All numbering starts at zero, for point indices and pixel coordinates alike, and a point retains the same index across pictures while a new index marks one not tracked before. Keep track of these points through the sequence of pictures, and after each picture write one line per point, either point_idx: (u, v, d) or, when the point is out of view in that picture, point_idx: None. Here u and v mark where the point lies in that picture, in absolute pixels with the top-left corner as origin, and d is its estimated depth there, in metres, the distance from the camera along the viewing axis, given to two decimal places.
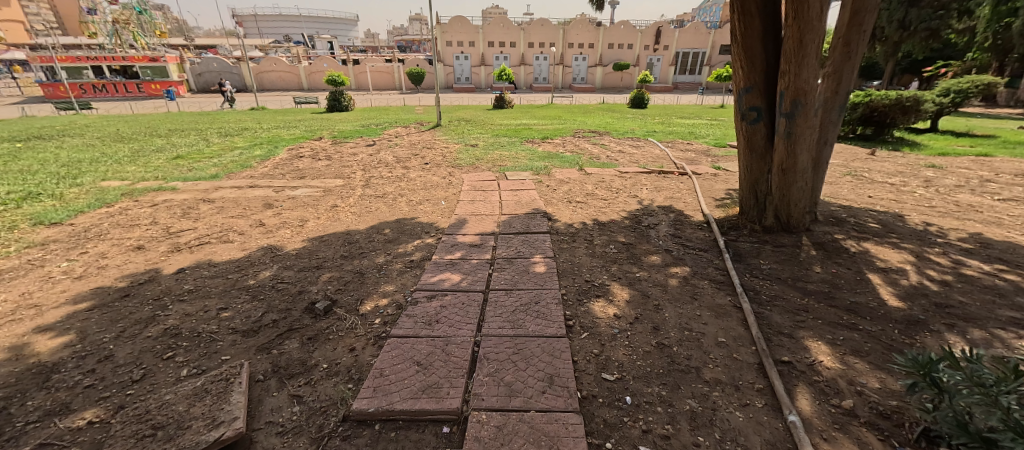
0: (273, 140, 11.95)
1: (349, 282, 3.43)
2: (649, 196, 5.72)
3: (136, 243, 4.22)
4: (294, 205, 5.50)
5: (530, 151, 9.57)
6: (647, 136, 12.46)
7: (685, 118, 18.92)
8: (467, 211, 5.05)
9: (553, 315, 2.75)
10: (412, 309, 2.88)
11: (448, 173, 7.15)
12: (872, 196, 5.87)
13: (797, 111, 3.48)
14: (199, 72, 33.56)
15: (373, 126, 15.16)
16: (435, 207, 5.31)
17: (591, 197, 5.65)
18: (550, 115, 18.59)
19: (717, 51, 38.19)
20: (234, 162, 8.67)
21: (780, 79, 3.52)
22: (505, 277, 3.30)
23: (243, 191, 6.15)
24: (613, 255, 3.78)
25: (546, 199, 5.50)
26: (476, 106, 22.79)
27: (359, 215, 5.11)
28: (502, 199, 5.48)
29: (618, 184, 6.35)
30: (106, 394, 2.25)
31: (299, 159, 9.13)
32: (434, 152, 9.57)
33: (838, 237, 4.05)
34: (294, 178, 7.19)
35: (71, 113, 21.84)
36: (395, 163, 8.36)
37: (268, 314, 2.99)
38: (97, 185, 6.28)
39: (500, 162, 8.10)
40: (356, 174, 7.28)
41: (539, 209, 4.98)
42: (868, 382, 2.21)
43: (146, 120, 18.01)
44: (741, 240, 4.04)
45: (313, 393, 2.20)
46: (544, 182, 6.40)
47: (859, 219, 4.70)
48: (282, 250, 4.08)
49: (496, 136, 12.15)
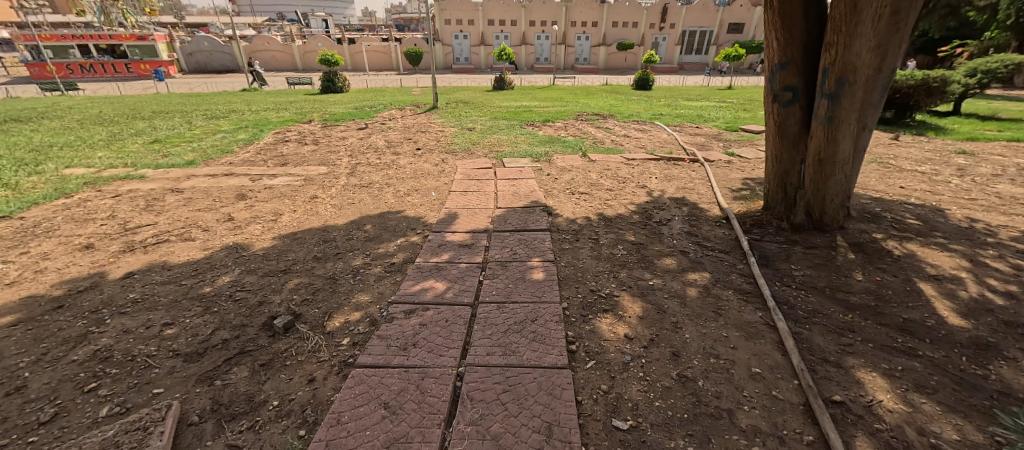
0: (259, 123, 11.34)
1: (319, 291, 2.97)
2: (660, 186, 5.21)
3: (85, 241, 3.75)
4: (270, 196, 5.00)
5: (530, 135, 9.00)
6: (654, 119, 11.82)
7: (691, 101, 18.17)
8: (460, 204, 4.56)
9: (553, 338, 2.30)
10: (386, 329, 2.43)
11: (440, 160, 6.62)
12: (905, 186, 5.34)
13: (843, 91, 2.93)
14: (190, 52, 32.40)
15: (366, 109, 14.53)
16: (423, 199, 4.82)
17: (596, 187, 5.14)
18: (551, 97, 17.88)
19: (725, 30, 36.78)
20: (214, 147, 8.17)
21: (826, 52, 2.96)
22: (498, 286, 2.85)
23: (218, 180, 5.65)
24: (621, 258, 3.31)
25: (546, 190, 5.00)
26: (474, 88, 21.94)
27: (340, 208, 4.62)
28: (499, 190, 4.98)
29: (625, 172, 5.82)
30: (2, 443, 1.82)
31: (285, 144, 8.58)
32: (428, 136, 9.03)
33: (877, 237, 3.56)
34: (275, 165, 6.68)
35: (57, 94, 21.15)
36: (385, 148, 7.85)
37: (219, 331, 2.55)
38: (59, 174, 5.77)
39: (498, 147, 7.59)
40: (342, 161, 6.77)
41: (539, 202, 4.49)
42: (944, 431, 1.76)
43: (131, 102, 17.33)
44: (767, 239, 3.56)
45: (254, 444, 1.78)
46: (544, 170, 5.88)
47: (895, 213, 4.20)
48: (248, 250, 3.62)
49: (494, 120, 11.54)
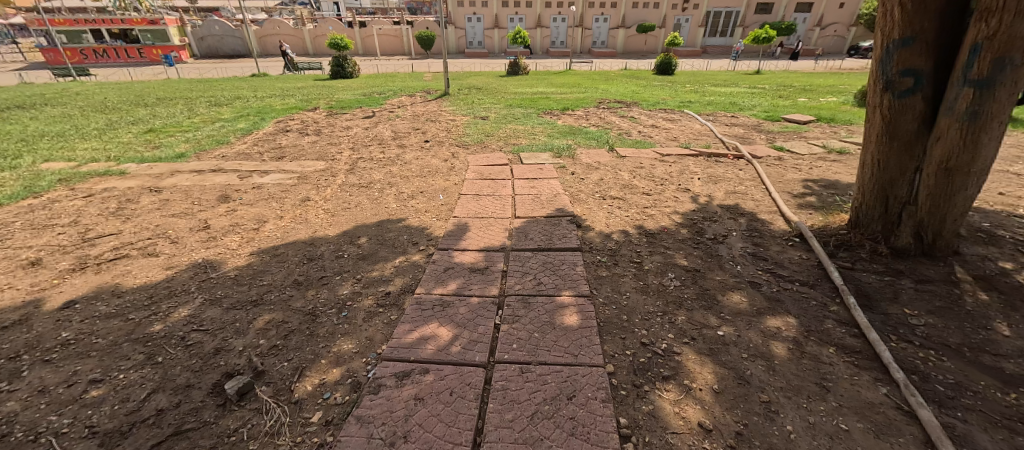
0: (262, 111, 10.77)
1: (293, 334, 2.35)
2: (705, 190, 4.43)
3: (33, 256, 3.19)
4: (256, 198, 4.39)
5: (549, 125, 8.24)
6: (683, 107, 10.86)
7: (719, 86, 17.00)
8: (471, 210, 3.89)
9: (602, 431, 1.62)
10: (367, 405, 1.78)
11: (450, 154, 5.94)
12: (1004, 192, 4.44)
13: (1000, 77, 2.15)
14: (201, 36, 31.91)
15: (374, 95, 13.87)
16: (428, 203, 4.17)
17: (630, 191, 4.39)
18: (569, 83, 16.91)
19: (753, 10, 34.68)
20: (210, 137, 7.63)
21: (976, 24, 2.16)
22: (519, 336, 2.18)
23: (203, 176, 5.08)
24: (675, 293, 2.60)
25: (572, 194, 4.28)
26: (487, 73, 21.02)
27: (333, 214, 3.99)
28: (517, 193, 4.28)
29: (661, 171, 5.05)
30: None
31: (285, 134, 8.00)
32: (438, 126, 8.35)
33: (1007, 267, 2.75)
34: (270, 159, 6.08)
35: (69, 79, 20.99)
36: (391, 139, 7.20)
37: (156, 396, 1.94)
38: (35, 168, 5.28)
39: (514, 139, 6.86)
40: (342, 154, 6.14)
41: (565, 210, 3.79)
42: None
43: (139, 88, 17.01)
44: (860, 268, 2.79)
45: None
46: (568, 168, 5.15)
47: (1014, 231, 3.35)
48: (218, 271, 3.03)
49: (509, 107, 10.75)
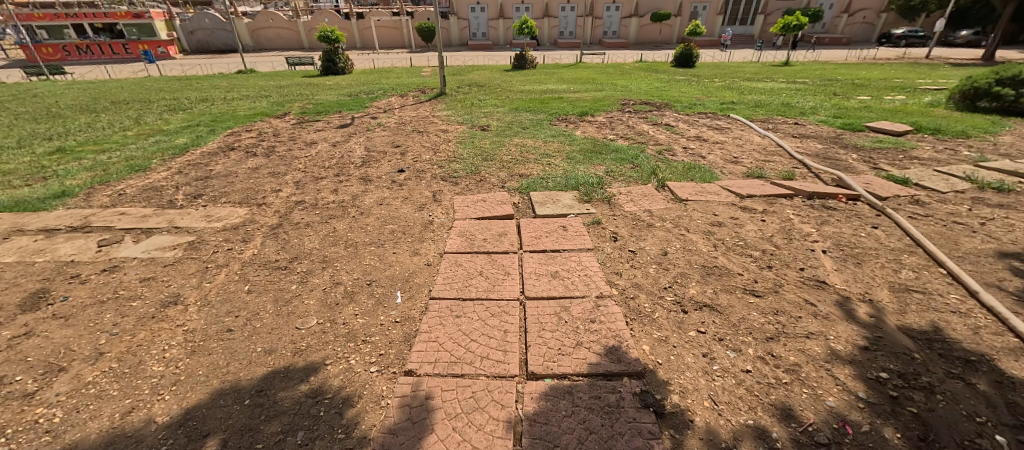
0: (219, 117, 9.03)
1: None
2: (852, 284, 2.57)
3: None
4: (92, 296, 2.63)
5: (565, 138, 6.40)
6: (726, 110, 8.93)
7: (755, 80, 14.99)
8: (444, 347, 2.09)
9: None
10: None
11: (431, 194, 4.16)
12: None
13: None
14: (190, 30, 30.27)
15: (360, 95, 12.11)
16: (374, 318, 2.38)
17: (723, 288, 2.55)
18: (583, 77, 14.99)
19: None
20: (128, 160, 5.89)
21: None
22: None
23: (47, 242, 3.33)
24: None
25: (625, 296, 2.45)
26: (488, 67, 19.03)
27: (197, 346, 2.20)
28: (529, 295, 2.47)
29: (754, 234, 3.21)
30: None
31: (228, 152, 6.27)
32: (424, 140, 6.54)
33: None
34: (177, 200, 4.31)
35: (41, 79, 19.42)
36: (357, 163, 5.40)
37: None
38: None
39: (520, 164, 5.03)
40: (280, 193, 4.37)
41: (622, 357, 1.96)
42: None
43: (106, 88, 15.39)
44: None
45: None
46: (606, 228, 3.33)
47: None
48: None
49: (515, 112, 8.86)
